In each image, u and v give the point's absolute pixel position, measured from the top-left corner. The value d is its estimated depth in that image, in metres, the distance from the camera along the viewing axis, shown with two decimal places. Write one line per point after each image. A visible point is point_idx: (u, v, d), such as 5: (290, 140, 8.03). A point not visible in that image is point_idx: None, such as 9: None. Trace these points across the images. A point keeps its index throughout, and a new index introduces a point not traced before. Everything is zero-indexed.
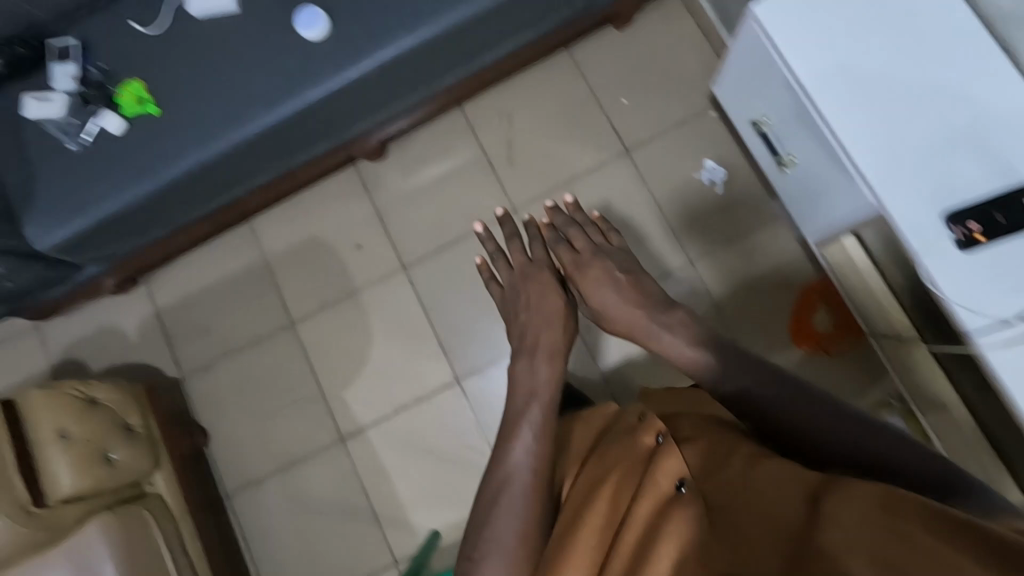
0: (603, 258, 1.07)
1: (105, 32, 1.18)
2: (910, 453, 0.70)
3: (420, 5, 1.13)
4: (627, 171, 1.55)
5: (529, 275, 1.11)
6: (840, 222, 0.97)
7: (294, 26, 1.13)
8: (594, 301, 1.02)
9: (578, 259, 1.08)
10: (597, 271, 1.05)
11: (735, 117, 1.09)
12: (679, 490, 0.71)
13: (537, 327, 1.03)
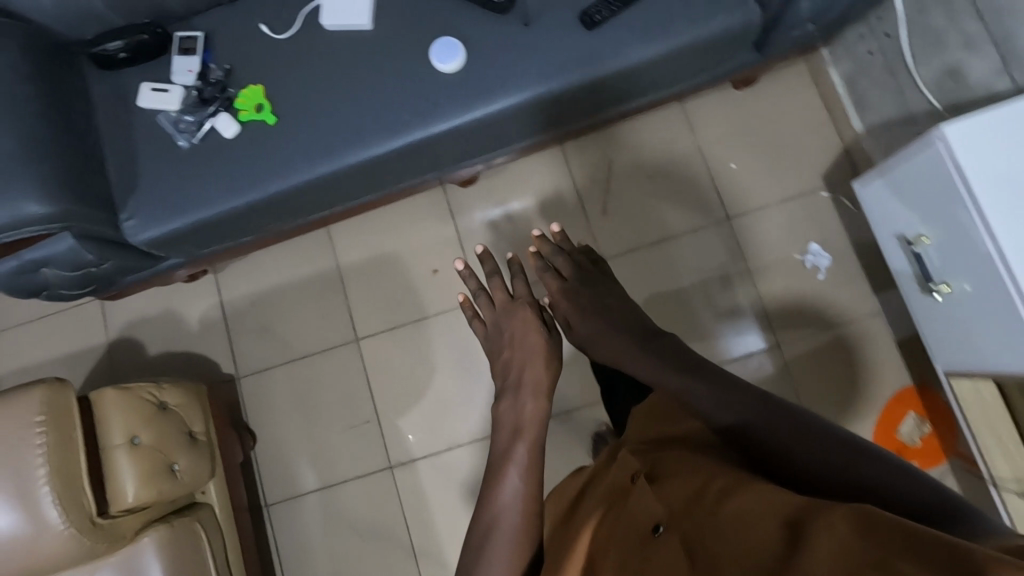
0: (588, 288, 1.17)
1: (232, 30, 1.14)
2: (898, 473, 0.63)
3: (564, 54, 1.08)
4: (725, 238, 1.49)
5: (512, 311, 1.17)
6: (992, 367, 0.90)
7: (430, 56, 1.08)
8: (581, 326, 1.11)
9: (566, 288, 1.19)
10: (584, 299, 1.14)
11: (885, 225, 1.03)
12: (657, 531, 0.66)
13: (522, 364, 1.06)
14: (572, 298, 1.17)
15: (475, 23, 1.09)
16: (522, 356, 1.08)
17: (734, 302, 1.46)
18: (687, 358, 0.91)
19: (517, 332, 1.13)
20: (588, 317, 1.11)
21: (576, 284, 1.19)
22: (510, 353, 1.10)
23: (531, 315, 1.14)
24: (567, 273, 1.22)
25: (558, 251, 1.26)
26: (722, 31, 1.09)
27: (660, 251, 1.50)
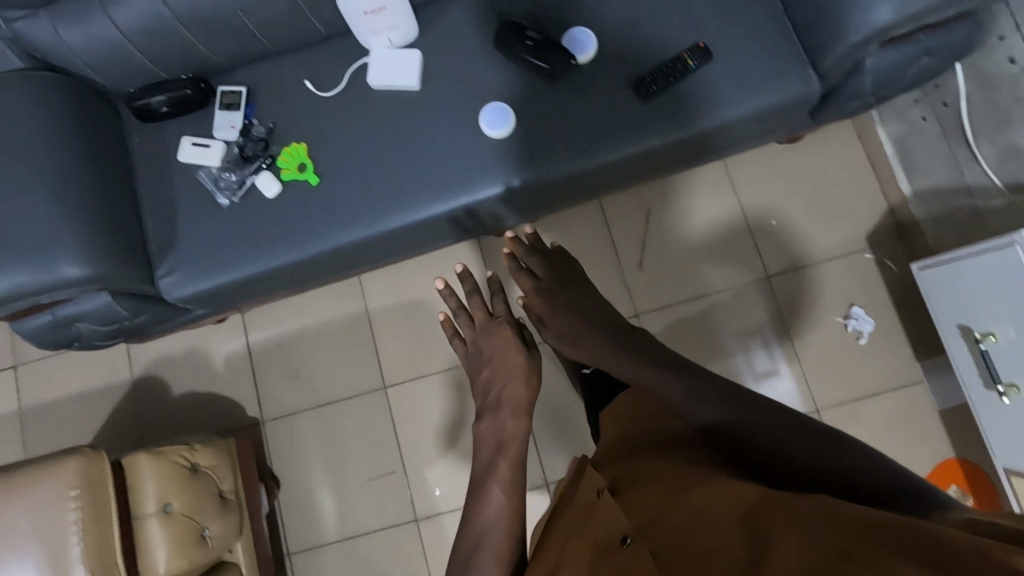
0: (566, 289, 1.08)
1: (275, 84, 1.11)
2: (886, 468, 0.66)
3: (617, 124, 1.05)
4: (764, 297, 1.46)
5: (492, 327, 1.09)
6: None
7: (480, 121, 1.05)
8: (561, 333, 1.04)
9: (542, 292, 1.09)
10: (561, 303, 1.06)
11: (950, 314, 1.00)
12: (623, 542, 0.67)
13: (502, 382, 1.00)
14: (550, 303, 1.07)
15: (526, 88, 1.07)
16: (503, 377, 1.00)
17: (771, 362, 1.44)
18: (665, 355, 0.91)
19: (496, 351, 1.05)
20: (569, 323, 1.03)
21: (553, 286, 1.09)
22: (490, 376, 1.02)
23: (511, 333, 1.06)
24: (543, 274, 1.12)
25: (532, 250, 1.16)
26: (779, 103, 1.06)
27: (697, 306, 1.47)
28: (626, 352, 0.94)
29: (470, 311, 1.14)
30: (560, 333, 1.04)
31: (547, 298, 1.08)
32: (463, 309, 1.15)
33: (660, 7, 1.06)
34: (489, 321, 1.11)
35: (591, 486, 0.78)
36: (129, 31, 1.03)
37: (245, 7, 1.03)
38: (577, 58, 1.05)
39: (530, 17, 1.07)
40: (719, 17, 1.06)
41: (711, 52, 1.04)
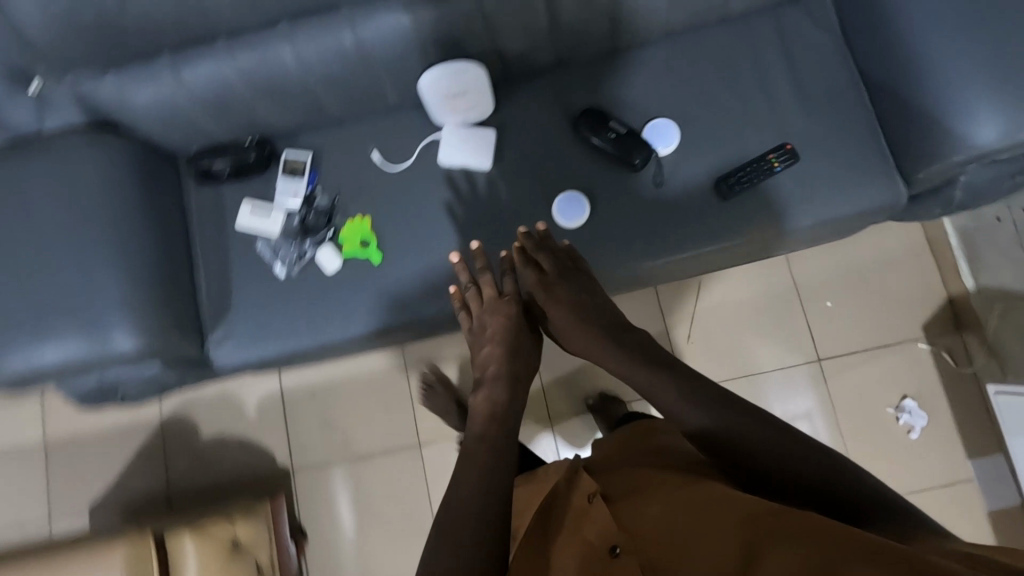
0: (579, 290, 0.92)
1: (341, 153, 1.08)
2: (860, 481, 0.64)
3: (697, 223, 1.01)
4: (814, 381, 1.43)
5: (499, 315, 0.93)
6: None
7: (554, 210, 1.02)
8: (567, 334, 0.91)
9: (551, 290, 0.92)
10: (573, 307, 0.91)
11: None
12: (612, 552, 0.66)
13: (504, 368, 0.89)
14: (561, 305, 0.91)
15: (603, 176, 1.03)
16: (502, 357, 0.90)
17: None
18: (663, 355, 0.83)
19: (500, 332, 0.92)
20: (580, 328, 0.89)
21: (562, 284, 0.92)
22: (493, 355, 0.90)
23: (517, 316, 0.92)
24: (552, 269, 0.93)
25: (542, 248, 0.96)
26: (863, 209, 1.02)
27: (745, 386, 1.44)
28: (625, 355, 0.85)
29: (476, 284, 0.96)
30: (565, 332, 0.91)
31: (557, 299, 0.91)
32: (465, 281, 0.97)
33: (748, 102, 1.02)
34: (496, 299, 0.95)
35: (582, 492, 0.78)
36: (195, 92, 0.98)
37: (318, 76, 0.98)
38: (658, 150, 1.01)
39: (610, 103, 1.04)
40: (806, 118, 1.02)
41: (797, 154, 1.01)
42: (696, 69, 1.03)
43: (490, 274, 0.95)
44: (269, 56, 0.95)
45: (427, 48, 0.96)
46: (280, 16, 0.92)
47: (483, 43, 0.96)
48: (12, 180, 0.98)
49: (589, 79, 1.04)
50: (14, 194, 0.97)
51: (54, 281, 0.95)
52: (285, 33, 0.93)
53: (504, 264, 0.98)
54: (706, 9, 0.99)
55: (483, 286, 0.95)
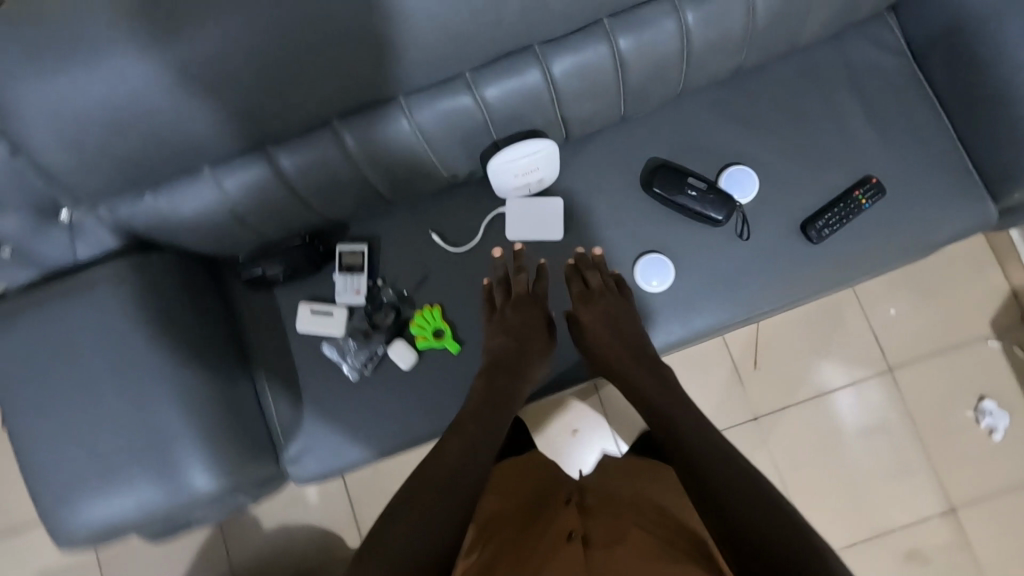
0: (619, 316, 0.92)
1: (399, 240, 1.01)
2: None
3: (789, 272, 0.97)
4: (888, 393, 1.39)
5: (522, 313, 0.92)
6: None
7: (637, 274, 0.96)
8: (595, 350, 0.91)
9: (589, 307, 0.91)
10: (608, 328, 0.91)
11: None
12: (568, 539, 0.58)
13: (513, 363, 0.89)
14: (597, 324, 0.91)
15: (681, 235, 0.98)
16: (522, 357, 0.90)
17: (902, 462, 1.37)
18: (675, 389, 0.87)
19: (520, 330, 0.91)
20: (608, 343, 0.91)
21: (604, 302, 0.91)
22: (505, 346, 0.90)
23: (539, 319, 0.92)
24: (600, 290, 0.92)
25: (598, 270, 0.94)
26: (956, 234, 0.98)
27: (819, 407, 1.40)
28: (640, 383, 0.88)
29: (506, 281, 0.95)
30: (592, 347, 0.91)
31: (593, 316, 0.91)
32: (495, 280, 0.95)
33: (824, 138, 0.98)
34: (526, 299, 0.93)
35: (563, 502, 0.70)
36: (240, 201, 0.89)
37: (373, 169, 0.90)
38: (739, 200, 0.96)
39: (681, 157, 0.98)
40: (887, 147, 0.98)
41: (883, 188, 0.95)
42: (767, 110, 0.98)
43: (526, 276, 0.93)
44: (320, 157, 0.87)
45: (490, 127, 0.89)
46: (331, 116, 0.83)
47: (548, 115, 0.90)
48: (50, 323, 0.88)
49: (654, 133, 0.99)
50: (54, 339, 0.88)
51: (115, 432, 0.86)
52: (337, 131, 0.85)
53: (544, 269, 0.96)
54: (776, 49, 0.94)
55: (513, 286, 0.94)
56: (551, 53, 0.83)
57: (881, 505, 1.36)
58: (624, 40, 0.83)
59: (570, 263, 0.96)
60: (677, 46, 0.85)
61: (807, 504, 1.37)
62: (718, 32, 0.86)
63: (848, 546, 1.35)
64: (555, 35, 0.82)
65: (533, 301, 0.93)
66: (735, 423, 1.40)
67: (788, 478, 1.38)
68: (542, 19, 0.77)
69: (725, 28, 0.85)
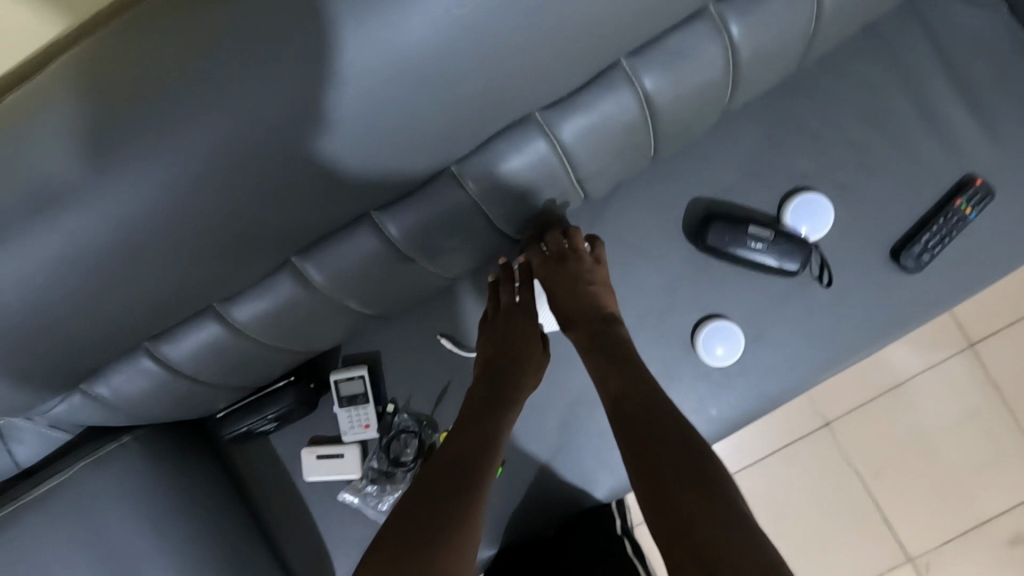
0: (581, 274, 0.73)
1: (404, 354, 0.84)
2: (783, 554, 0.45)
3: (888, 314, 0.77)
4: (971, 374, 1.24)
5: (508, 318, 0.75)
6: None
7: (698, 349, 0.78)
8: (564, 318, 0.72)
9: (554, 270, 0.73)
10: (567, 285, 0.72)
11: None
12: None
13: (493, 363, 0.73)
14: (561, 284, 0.73)
15: (745, 292, 0.79)
16: (520, 358, 0.73)
17: (997, 446, 1.23)
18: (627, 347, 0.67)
19: (508, 329, 0.75)
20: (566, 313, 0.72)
21: (561, 270, 0.73)
22: (490, 348, 0.74)
23: (525, 318, 0.75)
24: (558, 248, 0.74)
25: (555, 233, 0.75)
26: None
27: (898, 402, 1.25)
28: (590, 351, 0.68)
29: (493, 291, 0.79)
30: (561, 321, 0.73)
31: (552, 286, 0.73)
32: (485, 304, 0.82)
33: (908, 140, 0.77)
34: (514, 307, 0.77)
35: None
36: (198, 367, 0.70)
37: (356, 297, 0.71)
38: (813, 238, 0.76)
39: (732, 196, 0.78)
40: (992, 133, 0.77)
41: (991, 190, 0.75)
42: (830, 116, 0.78)
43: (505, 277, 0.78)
44: (286, 300, 0.67)
45: (493, 219, 0.69)
46: (290, 253, 0.64)
47: (562, 186, 0.70)
48: None
49: (693, 171, 0.79)
50: None
51: None
52: (301, 268, 0.66)
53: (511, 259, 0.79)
54: (843, 38, 0.72)
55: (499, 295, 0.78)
56: (557, 117, 0.62)
57: (978, 495, 1.23)
58: (650, 79, 0.62)
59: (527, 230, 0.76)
60: (723, 70, 0.64)
61: (895, 505, 1.24)
62: (775, 40, 0.64)
63: (946, 543, 1.23)
64: (559, 95, 0.61)
65: (515, 298, 0.77)
66: (806, 432, 1.26)
67: (871, 481, 1.25)
68: (542, 80, 0.57)
69: (784, 32, 0.64)
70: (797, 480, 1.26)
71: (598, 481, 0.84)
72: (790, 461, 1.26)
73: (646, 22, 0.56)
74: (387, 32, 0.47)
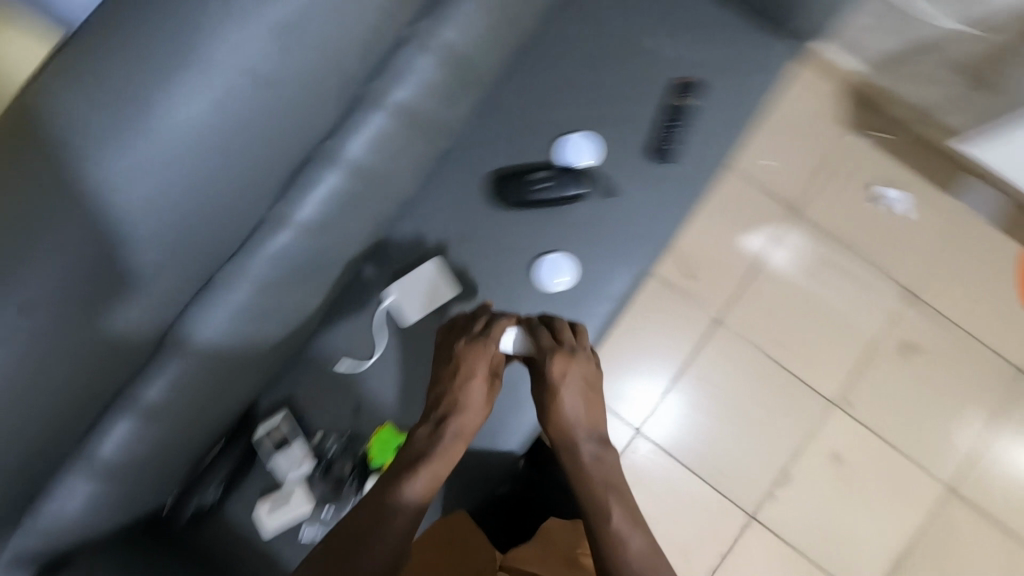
0: (582, 381, 0.86)
1: (312, 389, 0.94)
2: None
3: (667, 197, 0.96)
4: (807, 232, 1.44)
5: (477, 356, 0.84)
6: None
7: (541, 283, 0.93)
8: (555, 401, 0.84)
9: (561, 363, 0.84)
10: (571, 383, 0.85)
11: None
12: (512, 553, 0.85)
13: (455, 407, 0.82)
14: (568, 382, 0.84)
15: (558, 224, 0.96)
16: (480, 405, 0.84)
17: (850, 278, 1.44)
18: (615, 477, 0.84)
19: (473, 373, 0.83)
20: (564, 418, 0.84)
21: (572, 367, 0.85)
22: (454, 392, 0.83)
23: (487, 363, 0.84)
24: (574, 349, 0.86)
25: (576, 342, 0.87)
26: (776, 79, 1.00)
27: (764, 278, 1.43)
28: (579, 457, 0.84)
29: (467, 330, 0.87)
30: (551, 396, 0.85)
31: (558, 390, 0.84)
32: (458, 318, 0.90)
33: (627, 66, 0.98)
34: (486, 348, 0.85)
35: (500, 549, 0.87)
36: (124, 461, 0.75)
37: (241, 349, 0.82)
38: (587, 164, 0.95)
39: (517, 157, 0.97)
40: (678, 39, 0.98)
41: (700, 81, 0.97)
42: (562, 71, 0.98)
43: (496, 328, 0.86)
44: (186, 370, 0.76)
45: (325, 243, 0.83)
46: (166, 322, 0.73)
47: (372, 197, 0.85)
48: None
49: (480, 151, 0.97)
50: None
51: None
52: (182, 338, 0.75)
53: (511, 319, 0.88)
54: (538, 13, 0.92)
55: (470, 336, 0.85)
56: (338, 145, 0.78)
57: (856, 325, 1.43)
58: (397, 93, 0.79)
59: (558, 330, 0.88)
60: (450, 68, 0.83)
61: (801, 362, 1.42)
62: (478, 33, 0.83)
63: (850, 374, 1.41)
64: (327, 128, 0.77)
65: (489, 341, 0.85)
66: (706, 334, 1.42)
67: (772, 351, 1.42)
68: (307, 121, 0.73)
69: (482, 27, 0.83)
70: (719, 379, 1.41)
71: (523, 421, 0.95)
72: (702, 363, 1.42)
73: (367, 51, 0.74)
74: (154, 128, 0.60)
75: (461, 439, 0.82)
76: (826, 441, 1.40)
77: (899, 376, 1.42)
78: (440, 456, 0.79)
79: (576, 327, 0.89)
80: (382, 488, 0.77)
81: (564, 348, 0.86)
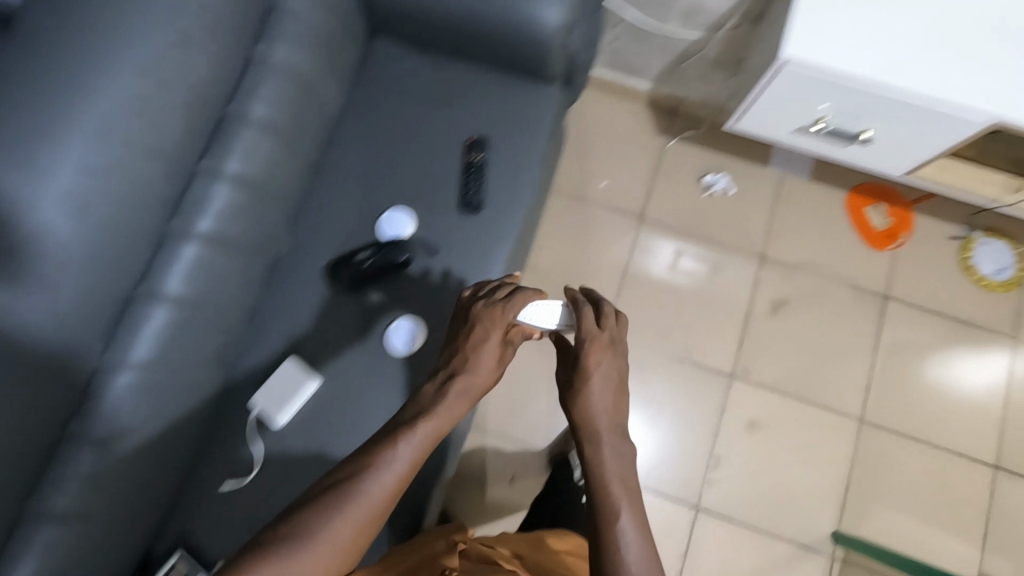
0: (615, 367, 0.83)
1: (205, 518, 0.95)
2: None
3: (488, 240, 1.06)
4: (656, 232, 1.58)
5: (494, 319, 0.86)
6: (922, 156, 1.11)
7: (392, 346, 1.00)
8: (585, 378, 0.82)
9: (593, 345, 0.83)
10: (602, 369, 0.82)
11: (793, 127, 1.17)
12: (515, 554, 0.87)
13: (464, 365, 0.85)
14: (598, 368, 0.82)
15: (398, 292, 1.04)
16: (490, 371, 0.85)
17: (707, 261, 1.57)
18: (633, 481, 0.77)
19: (484, 337, 0.85)
20: (586, 402, 0.81)
21: (603, 354, 0.83)
22: (466, 359, 0.85)
23: (501, 330, 0.86)
24: (609, 336, 0.85)
25: (612, 332, 0.85)
26: (553, 118, 1.14)
27: (632, 284, 1.54)
28: (593, 444, 0.79)
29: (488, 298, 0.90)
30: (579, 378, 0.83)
31: (587, 374, 0.82)
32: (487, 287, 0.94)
33: (421, 143, 1.10)
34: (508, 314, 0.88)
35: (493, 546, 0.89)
36: None
37: (111, 503, 0.82)
38: (404, 233, 1.04)
39: (345, 247, 1.06)
40: (458, 109, 1.12)
41: (485, 138, 1.10)
42: (365, 163, 1.10)
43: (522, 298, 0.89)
44: (52, 544, 0.76)
45: (171, 374, 0.87)
46: (18, 503, 0.74)
47: (208, 320, 0.91)
48: None
49: (312, 250, 1.06)
50: None
51: None
52: (42, 508, 0.76)
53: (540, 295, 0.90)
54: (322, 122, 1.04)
55: (485, 305, 0.88)
56: (158, 283, 0.85)
57: (727, 300, 1.54)
58: (201, 225, 0.88)
59: (599, 314, 0.86)
60: (247, 189, 0.92)
61: (691, 348, 1.51)
62: (264, 155, 0.94)
63: (738, 345, 1.51)
64: (140, 271, 0.84)
65: (511, 305, 0.87)
66: None
67: (663, 346, 1.51)
68: (116, 272, 0.79)
69: (265, 148, 0.94)
70: None
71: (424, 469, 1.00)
72: None
73: (156, 198, 0.82)
74: None
75: (465, 399, 0.83)
76: (736, 413, 1.47)
77: (780, 332, 1.52)
78: (444, 414, 0.80)
79: (617, 315, 0.87)
80: (378, 439, 0.78)
81: (598, 333, 0.84)
